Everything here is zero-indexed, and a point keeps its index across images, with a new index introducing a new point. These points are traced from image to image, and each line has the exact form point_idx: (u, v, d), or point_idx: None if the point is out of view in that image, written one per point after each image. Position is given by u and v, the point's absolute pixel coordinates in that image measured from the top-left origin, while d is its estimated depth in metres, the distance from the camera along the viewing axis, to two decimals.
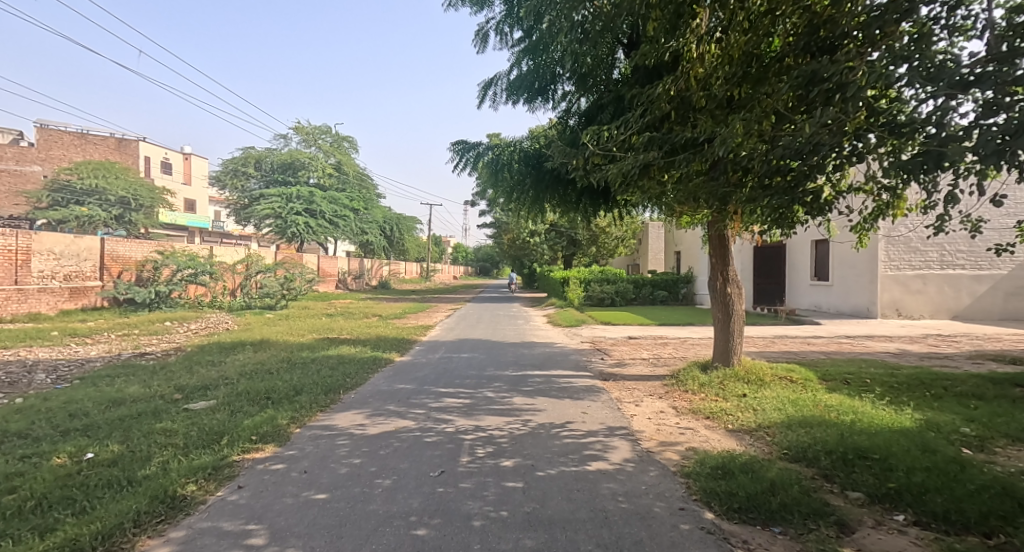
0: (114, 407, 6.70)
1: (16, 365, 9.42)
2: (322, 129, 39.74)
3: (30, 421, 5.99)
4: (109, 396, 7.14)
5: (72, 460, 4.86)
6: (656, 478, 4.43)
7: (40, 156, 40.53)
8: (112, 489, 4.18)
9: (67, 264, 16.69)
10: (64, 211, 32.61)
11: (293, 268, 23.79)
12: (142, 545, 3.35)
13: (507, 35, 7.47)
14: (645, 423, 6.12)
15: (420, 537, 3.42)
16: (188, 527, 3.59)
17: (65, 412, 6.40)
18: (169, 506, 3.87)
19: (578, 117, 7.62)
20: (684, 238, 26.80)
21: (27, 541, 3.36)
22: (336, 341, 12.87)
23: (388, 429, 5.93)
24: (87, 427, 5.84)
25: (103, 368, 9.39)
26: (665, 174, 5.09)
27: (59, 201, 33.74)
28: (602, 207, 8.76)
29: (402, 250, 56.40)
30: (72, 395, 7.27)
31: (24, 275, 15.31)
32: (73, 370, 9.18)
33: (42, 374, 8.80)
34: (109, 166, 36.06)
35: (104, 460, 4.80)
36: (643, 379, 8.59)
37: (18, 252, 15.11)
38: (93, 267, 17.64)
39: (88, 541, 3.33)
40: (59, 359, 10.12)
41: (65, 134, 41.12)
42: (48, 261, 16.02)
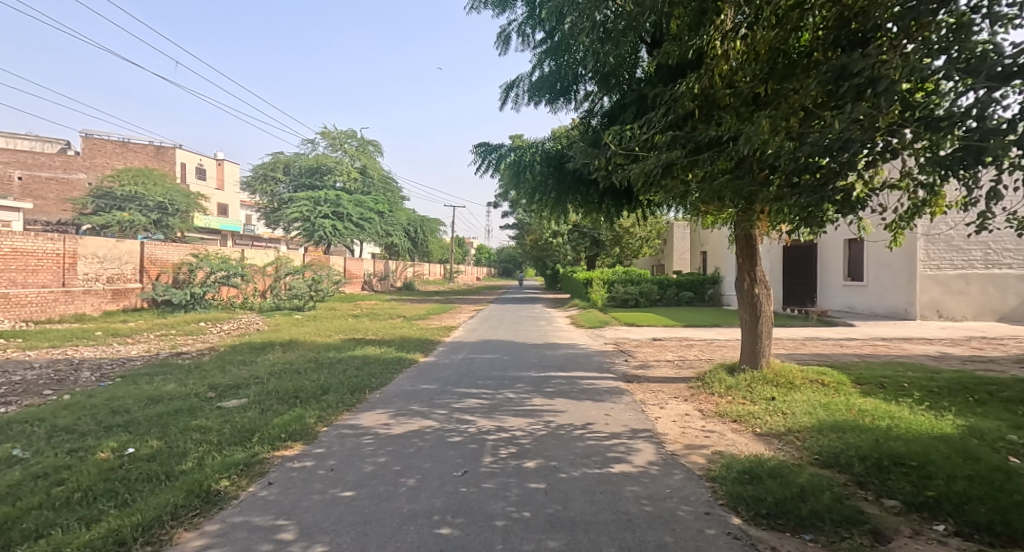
0: (153, 404, 6.89)
1: (63, 363, 9.76)
2: (348, 134, 40.60)
3: (75, 417, 6.21)
4: (147, 394, 7.34)
5: (114, 454, 5.00)
6: (681, 482, 4.36)
7: (85, 164, 42.30)
8: (151, 483, 4.29)
9: (110, 267, 17.27)
10: (107, 216, 34.03)
11: (320, 269, 24.13)
12: (179, 537, 3.43)
13: (530, 37, 7.46)
14: (670, 425, 6.05)
15: (444, 536, 3.42)
16: (222, 520, 3.67)
17: (108, 407, 6.63)
18: (204, 500, 3.96)
19: (601, 117, 7.59)
20: (709, 238, 26.41)
21: (74, 530, 3.46)
22: (361, 342, 13.02)
23: (411, 429, 5.96)
24: (128, 423, 6.01)
25: (142, 366, 9.66)
26: (688, 173, 5.06)
27: (103, 207, 35.13)
28: (625, 207, 8.69)
29: (425, 251, 56.97)
30: (114, 392, 7.48)
31: (71, 277, 15.92)
32: (114, 368, 9.47)
33: (87, 372, 9.14)
34: (148, 173, 37.35)
35: (143, 455, 4.93)
36: (668, 380, 8.49)
37: (66, 255, 15.75)
38: (134, 269, 18.22)
39: (131, 532, 3.42)
40: (102, 358, 10.49)
41: (107, 142, 42.94)
42: (92, 264, 16.65)
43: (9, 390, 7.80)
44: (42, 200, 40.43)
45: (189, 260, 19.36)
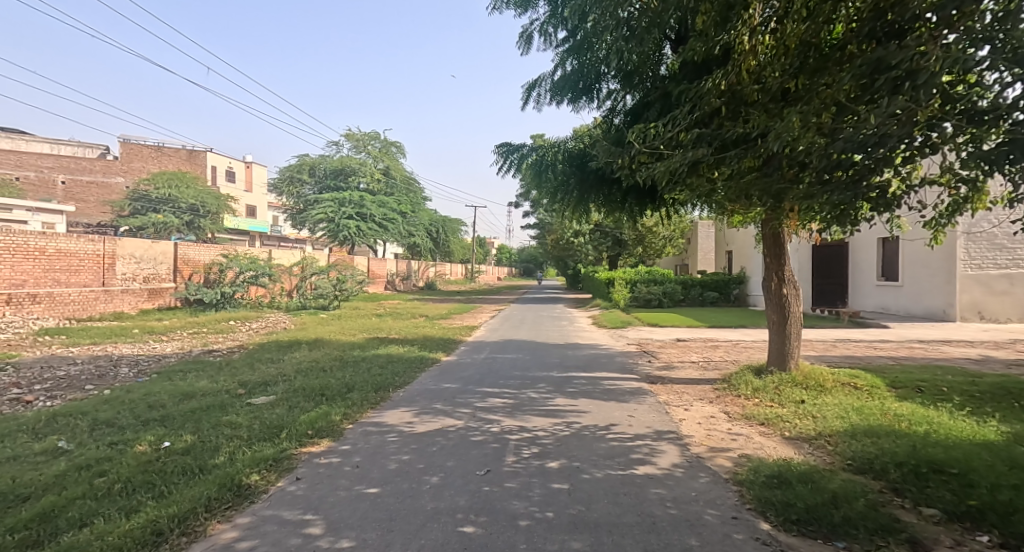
0: (186, 400, 7.04)
1: (103, 359, 10.09)
2: (372, 136, 41.11)
3: (114, 411, 6.38)
4: (181, 390, 7.51)
5: (152, 447, 5.11)
6: (707, 485, 4.28)
7: (122, 168, 43.74)
8: (186, 476, 4.38)
9: (146, 267, 17.74)
10: (143, 219, 35.08)
11: (344, 268, 24.37)
12: (212, 529, 3.49)
13: (552, 36, 7.41)
14: (695, 427, 5.95)
15: (467, 535, 3.41)
16: (252, 513, 3.73)
17: (145, 402, 6.80)
18: (236, 493, 4.03)
19: (624, 116, 7.53)
20: (735, 237, 25.97)
21: (115, 520, 3.56)
22: (385, 341, 13.14)
23: (434, 427, 5.97)
24: (164, 417, 6.15)
25: (176, 363, 9.91)
26: (715, 171, 5.00)
27: (138, 210, 36.33)
28: (649, 206, 8.60)
29: (447, 251, 57.26)
30: (150, 388, 7.67)
31: (111, 277, 16.36)
32: (150, 365, 9.72)
33: (125, 368, 9.42)
34: (180, 176, 38.21)
35: (179, 449, 5.02)
36: (692, 382, 8.36)
37: (106, 256, 16.21)
38: (168, 269, 18.70)
39: (167, 523, 3.50)
40: (139, 354, 10.79)
41: (143, 147, 44.30)
42: (130, 264, 17.14)
43: (54, 386, 8.07)
44: (82, 203, 41.97)
45: (219, 261, 19.72)
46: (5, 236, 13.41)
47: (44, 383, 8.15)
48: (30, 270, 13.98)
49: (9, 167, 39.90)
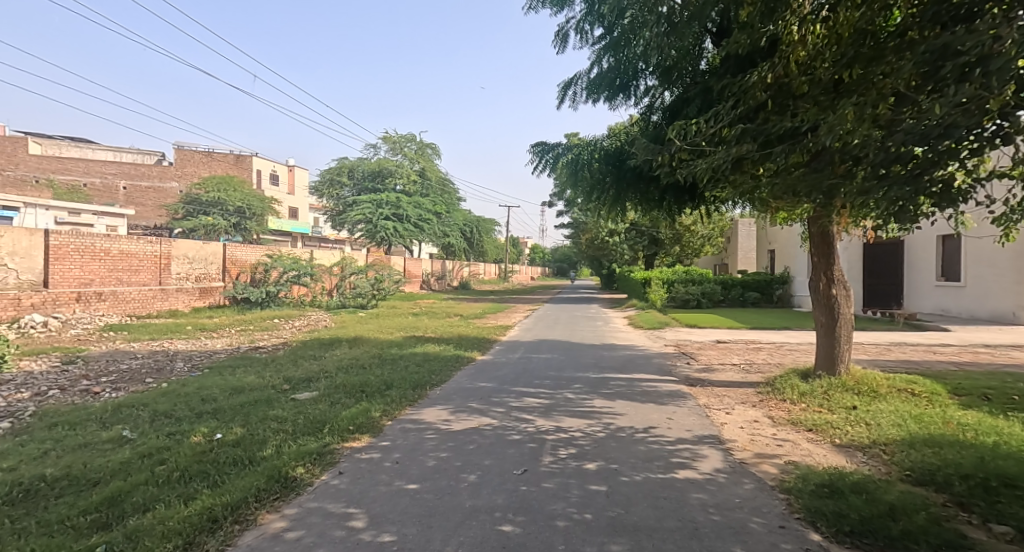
0: (236, 394, 7.26)
1: (161, 354, 10.54)
2: (408, 138, 41.67)
3: (172, 403, 6.64)
4: (231, 384, 7.74)
5: (205, 438, 5.28)
6: (751, 492, 4.12)
7: (177, 174, 45.31)
8: (237, 466, 4.50)
9: (198, 267, 18.44)
10: (194, 221, 36.66)
11: (382, 268, 24.73)
12: (262, 518, 3.58)
13: (588, 33, 7.31)
14: (738, 432, 5.76)
15: (505, 534, 3.38)
16: (299, 505, 3.80)
17: (199, 396, 7.05)
18: (283, 485, 4.11)
19: (662, 112, 7.39)
20: (778, 235, 25.15)
21: (174, 506, 3.70)
22: (422, 339, 13.25)
23: (470, 425, 5.97)
24: (216, 410, 6.35)
25: (226, 358, 10.25)
26: (759, 167, 4.85)
27: (191, 212, 37.90)
28: (688, 204, 8.40)
29: (481, 251, 57.47)
30: (202, 382, 7.95)
31: (167, 276, 17.07)
32: (203, 360, 10.09)
33: (180, 362, 9.80)
34: (229, 181, 39.62)
35: (230, 440, 5.17)
36: (734, 385, 8.12)
37: (162, 256, 16.91)
38: (218, 269, 19.38)
39: (221, 511, 3.60)
40: (192, 350, 11.18)
41: (195, 152, 46.12)
42: (184, 264, 17.84)
43: (118, 378, 8.48)
44: (141, 207, 44.24)
45: (264, 261, 20.35)
46: (74, 238, 14.06)
47: (109, 376, 8.57)
48: (97, 270, 14.73)
49: (78, 174, 42.60)
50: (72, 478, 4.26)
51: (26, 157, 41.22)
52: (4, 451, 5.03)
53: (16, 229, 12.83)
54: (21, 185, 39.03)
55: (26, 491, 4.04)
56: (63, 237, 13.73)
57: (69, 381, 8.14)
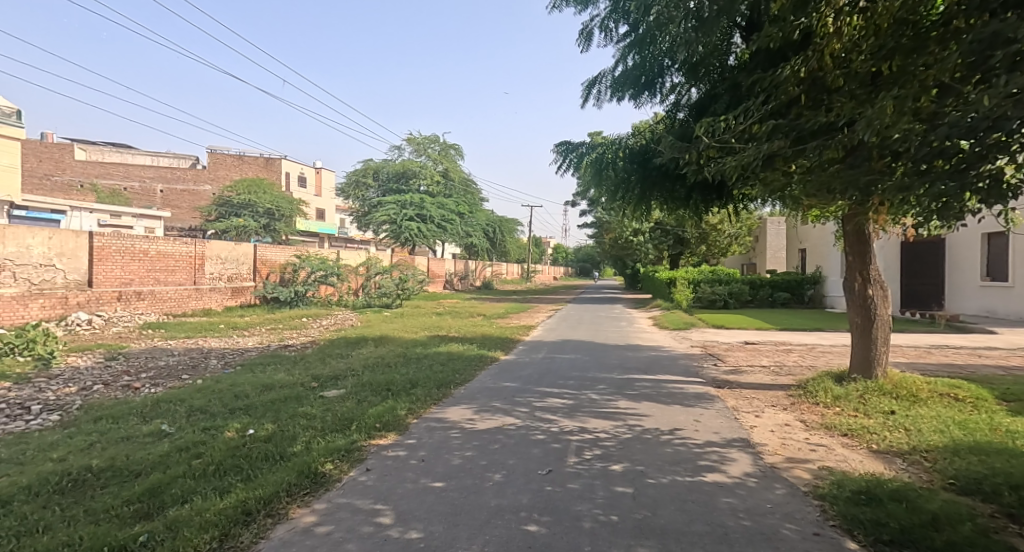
0: (267, 391, 7.38)
1: (195, 351, 10.81)
2: (432, 139, 41.94)
3: (206, 399, 6.78)
4: (262, 381, 7.88)
5: (238, 434, 5.36)
6: (784, 498, 4.00)
7: (210, 177, 46.44)
8: (269, 461, 4.56)
9: (230, 267, 18.84)
10: (226, 223, 37.50)
11: (406, 268, 24.92)
12: (293, 513, 3.62)
13: (613, 31, 7.22)
14: (769, 436, 5.62)
15: (531, 533, 3.34)
16: (328, 500, 3.83)
17: (232, 392, 7.18)
18: (313, 481, 4.15)
19: (688, 109, 7.26)
20: (810, 234, 24.56)
21: (211, 499, 3.76)
22: (447, 339, 13.30)
23: (495, 425, 5.94)
24: (248, 407, 6.45)
25: (257, 355, 10.47)
26: (792, 164, 4.72)
27: (223, 214, 38.86)
28: (716, 203, 8.24)
29: (504, 251, 57.50)
30: (235, 378, 8.11)
31: (201, 276, 17.49)
32: (235, 357, 10.30)
33: (214, 360, 10.03)
34: (261, 185, 40.47)
35: (262, 436, 5.25)
36: (764, 387, 7.93)
37: (197, 257, 17.32)
38: (249, 269, 19.79)
39: (255, 505, 3.65)
40: (225, 348, 11.42)
41: (226, 156, 47.18)
42: (217, 265, 18.26)
43: (156, 374, 8.72)
44: (177, 209, 45.55)
45: (293, 262, 20.71)
46: (115, 239, 14.49)
47: (147, 372, 8.82)
48: (136, 270, 15.12)
49: (119, 178, 44.25)
50: (116, 469, 4.37)
51: (72, 162, 42.38)
52: (52, 443, 5.21)
53: (64, 230, 13.28)
54: (69, 191, 41.76)
55: (73, 481, 4.17)
56: (106, 238, 14.18)
57: (111, 376, 8.40)
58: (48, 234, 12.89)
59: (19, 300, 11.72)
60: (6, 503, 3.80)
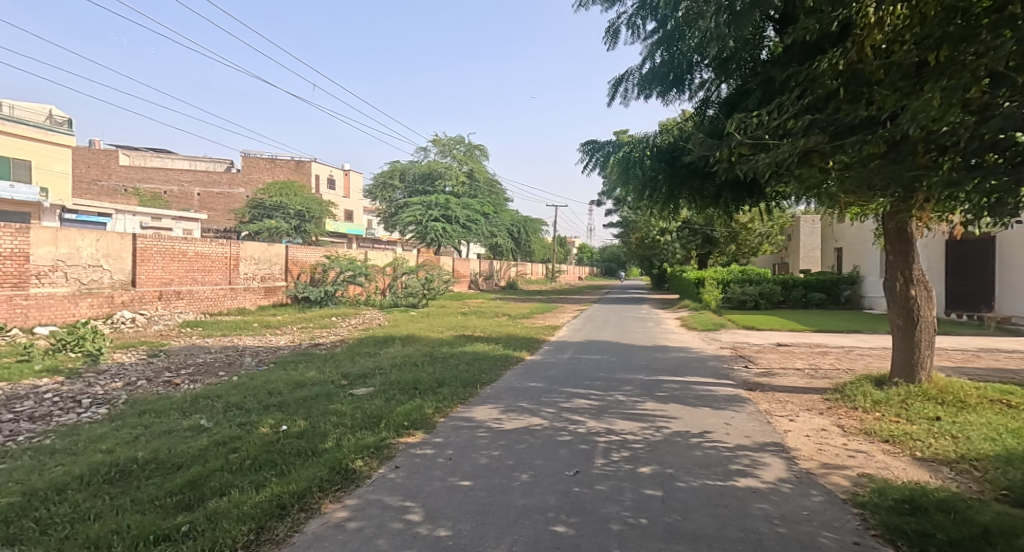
0: (298, 388, 7.48)
1: (231, 349, 11.07)
2: (457, 140, 42.20)
3: (242, 395, 6.91)
4: (294, 378, 8.00)
5: (272, 430, 5.44)
6: (821, 505, 3.86)
7: (245, 181, 47.52)
8: (302, 457, 4.61)
9: (263, 268, 19.26)
10: (259, 224, 38.32)
11: (432, 268, 25.09)
12: (325, 508, 3.64)
13: (640, 28, 7.10)
14: (804, 440, 5.44)
15: (559, 534, 3.29)
16: (359, 496, 3.85)
17: (265, 389, 7.31)
18: (344, 477, 4.18)
19: (719, 106, 7.10)
20: (846, 232, 23.87)
21: (247, 492, 3.82)
22: (472, 338, 13.33)
23: (521, 425, 5.90)
24: (281, 403, 6.55)
25: (289, 354, 10.66)
26: (829, 160, 4.57)
27: (256, 216, 39.80)
28: (747, 201, 8.04)
29: (528, 251, 57.45)
30: (269, 376, 8.26)
31: (236, 276, 17.91)
32: (268, 355, 10.52)
33: (249, 357, 10.25)
34: (292, 187, 41.23)
35: (295, 432, 5.31)
36: (798, 390, 7.71)
37: (232, 258, 17.74)
38: (281, 269, 20.19)
39: (289, 499, 3.69)
40: (258, 346, 11.66)
41: (259, 159, 48.27)
42: (251, 265, 18.67)
43: (195, 370, 8.96)
44: (212, 211, 46.78)
45: (322, 262, 21.06)
46: (157, 241, 14.94)
47: (187, 368, 9.07)
48: (175, 270, 15.55)
49: (159, 182, 45.85)
50: (159, 462, 4.47)
51: (116, 168, 44.69)
52: (101, 435, 5.38)
53: (111, 233, 13.78)
54: (113, 195, 43.71)
55: (120, 472, 4.28)
56: (148, 240, 14.63)
57: (153, 372, 8.68)
58: (96, 236, 13.43)
59: (69, 299, 12.25)
60: (60, 492, 3.92)
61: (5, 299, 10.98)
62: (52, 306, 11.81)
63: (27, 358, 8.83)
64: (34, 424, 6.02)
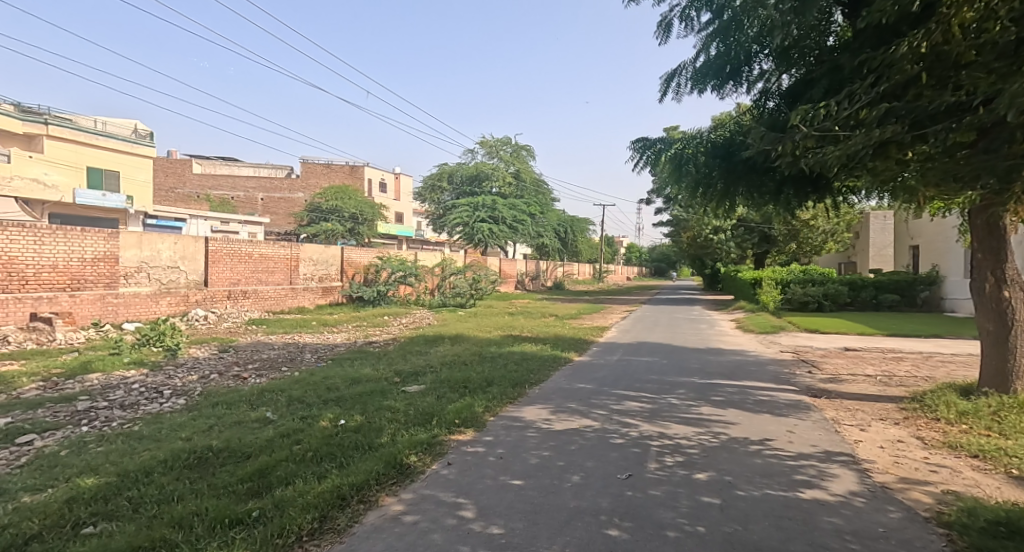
0: (354, 384, 7.62)
1: (292, 346, 11.48)
2: (504, 141, 42.40)
3: (303, 390, 7.10)
4: (350, 375, 8.17)
5: (331, 423, 5.53)
6: (899, 522, 3.55)
7: (303, 186, 49.22)
8: (359, 450, 4.67)
9: (321, 268, 19.89)
10: (316, 227, 39.72)
11: (480, 269, 25.24)
12: (382, 501, 3.65)
13: (694, 20, 6.82)
14: (877, 452, 5.07)
15: (613, 538, 3.16)
16: (414, 491, 3.83)
17: (324, 384, 7.50)
18: (399, 472, 4.19)
19: (780, 98, 6.74)
20: (924, 229, 22.46)
21: (310, 482, 3.87)
22: (520, 338, 13.28)
23: (571, 426, 5.78)
24: (338, 399, 6.68)
25: (345, 351, 10.94)
26: (908, 151, 4.24)
27: (313, 219, 41.29)
28: (810, 197, 7.61)
29: (574, 251, 57.01)
30: (327, 372, 8.47)
31: (296, 277, 18.56)
32: (326, 352, 10.82)
33: (309, 354, 10.57)
34: (347, 191, 42.53)
35: (352, 426, 5.39)
36: (868, 398, 7.23)
37: (292, 259, 18.40)
38: (337, 270, 20.80)
39: (349, 491, 3.71)
40: (317, 343, 12.01)
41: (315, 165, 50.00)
42: (310, 266, 19.32)
43: (260, 365, 9.31)
44: (273, 215, 48.91)
45: (375, 263, 21.54)
46: (226, 244, 15.64)
47: (254, 363, 9.45)
48: (242, 271, 16.23)
49: (227, 188, 48.49)
50: (231, 450, 4.62)
51: (190, 176, 47.71)
52: (180, 423, 5.62)
53: (186, 236, 14.52)
54: (187, 202, 46.61)
55: (198, 458, 4.44)
56: (218, 243, 15.36)
57: (224, 366, 9.09)
58: (174, 239, 14.17)
59: (152, 298, 13.04)
60: (148, 474, 4.10)
61: (98, 298, 11.84)
62: (137, 304, 12.66)
63: (116, 352, 9.41)
64: (124, 411, 6.37)
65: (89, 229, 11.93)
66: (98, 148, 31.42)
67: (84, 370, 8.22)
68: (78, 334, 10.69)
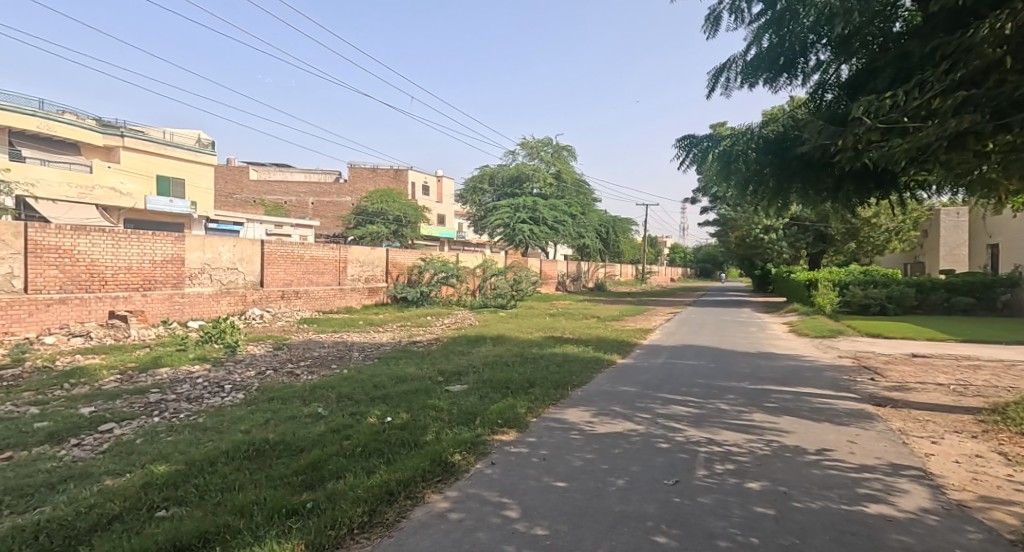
0: (399, 383, 7.67)
1: (341, 344, 11.73)
2: (544, 141, 42.23)
3: (351, 387, 7.20)
4: (395, 373, 8.24)
5: (378, 420, 5.57)
6: (980, 544, 3.24)
7: (349, 189, 50.58)
8: (406, 447, 4.66)
9: (368, 269, 20.31)
10: (363, 229, 40.72)
11: (521, 270, 25.18)
12: (428, 498, 3.61)
13: (745, 11, 6.53)
14: (952, 467, 4.68)
15: (662, 546, 3.00)
16: (458, 489, 3.78)
17: (370, 382, 7.59)
18: (445, 469, 4.15)
19: (838, 90, 6.38)
20: (1006, 226, 21.03)
21: (360, 477, 3.87)
22: (562, 340, 13.14)
23: (615, 429, 5.61)
24: (383, 396, 6.73)
25: (391, 350, 11.09)
26: (989, 142, 3.92)
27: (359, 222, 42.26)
28: (871, 193, 7.18)
29: (616, 252, 56.22)
30: (373, 370, 8.58)
31: (344, 278, 19.02)
32: (372, 350, 11.00)
33: (356, 352, 10.74)
34: (391, 194, 43.34)
35: (398, 424, 5.40)
36: (937, 409, 6.73)
37: (341, 260, 18.86)
38: (382, 271, 21.18)
39: (396, 486, 3.69)
40: (364, 342, 12.23)
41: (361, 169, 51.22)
42: (357, 267, 19.75)
43: (311, 362, 9.56)
44: (323, 218, 50.46)
45: (418, 264, 21.81)
46: (280, 246, 16.17)
47: (306, 360, 9.71)
48: (295, 271, 16.75)
49: (280, 193, 50.45)
50: (286, 444, 4.69)
51: (248, 183, 50.06)
52: (239, 416, 5.79)
53: (244, 240, 15.08)
54: (244, 206, 48.81)
55: (256, 450, 4.53)
56: (273, 245, 15.89)
57: (279, 362, 9.38)
58: (233, 242, 14.73)
59: (213, 298, 13.54)
60: (212, 463, 4.21)
61: (166, 298, 12.39)
62: (201, 304, 13.14)
63: (182, 348, 9.84)
64: (190, 403, 6.62)
65: (158, 234, 12.53)
66: (172, 158, 33.45)
67: (154, 364, 8.65)
68: (149, 331, 11.10)
